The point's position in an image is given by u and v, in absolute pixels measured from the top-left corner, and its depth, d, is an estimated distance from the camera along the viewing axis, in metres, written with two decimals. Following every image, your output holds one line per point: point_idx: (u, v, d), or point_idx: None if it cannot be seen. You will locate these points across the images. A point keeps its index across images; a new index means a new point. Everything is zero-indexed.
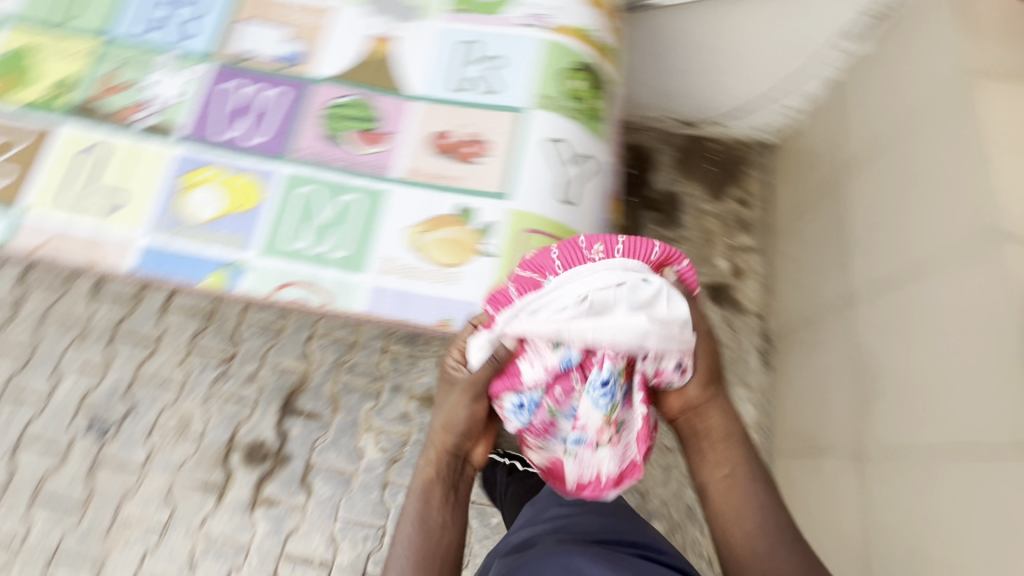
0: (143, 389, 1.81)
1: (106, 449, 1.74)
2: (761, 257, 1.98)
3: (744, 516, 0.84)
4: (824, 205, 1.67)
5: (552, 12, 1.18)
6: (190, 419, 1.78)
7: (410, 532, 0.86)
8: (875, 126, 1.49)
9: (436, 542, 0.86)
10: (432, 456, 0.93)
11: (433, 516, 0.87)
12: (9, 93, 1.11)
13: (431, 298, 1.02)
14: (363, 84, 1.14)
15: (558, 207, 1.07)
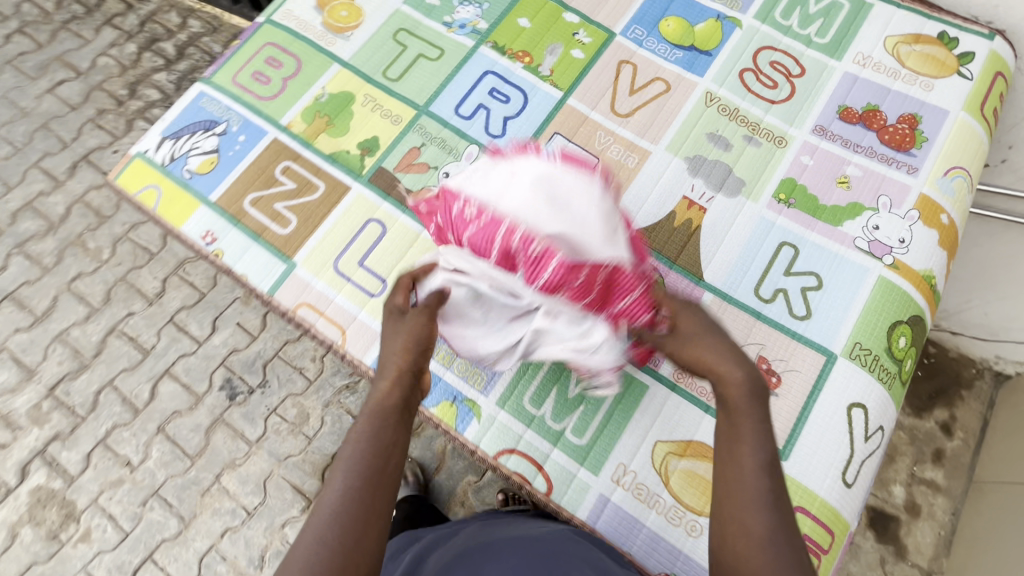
0: (280, 367, 1.48)
1: (228, 413, 1.42)
2: (949, 505, 1.41)
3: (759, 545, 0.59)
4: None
5: (898, 244, 1.00)
6: (306, 414, 1.43)
7: (349, 472, 0.64)
8: None
9: (363, 504, 0.62)
10: (387, 384, 0.73)
11: (389, 454, 0.67)
12: (319, 138, 1.11)
13: (661, 541, 0.86)
14: (656, 252, 1.03)
15: (838, 489, 0.88)
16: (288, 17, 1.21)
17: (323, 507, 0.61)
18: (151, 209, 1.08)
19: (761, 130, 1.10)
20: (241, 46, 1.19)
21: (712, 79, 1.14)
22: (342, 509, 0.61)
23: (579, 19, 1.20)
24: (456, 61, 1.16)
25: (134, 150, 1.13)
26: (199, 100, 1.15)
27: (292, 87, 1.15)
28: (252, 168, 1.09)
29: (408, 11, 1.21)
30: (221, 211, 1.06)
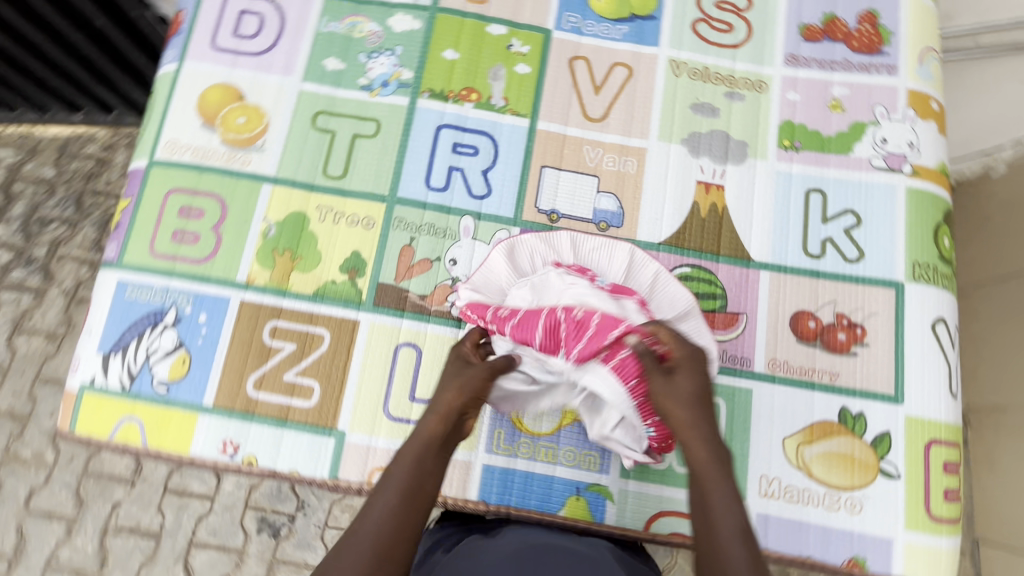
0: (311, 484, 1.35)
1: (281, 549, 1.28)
2: None
3: (728, 538, 0.66)
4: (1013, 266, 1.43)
5: (909, 150, 0.99)
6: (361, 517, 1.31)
7: (393, 494, 0.70)
8: None
9: (395, 531, 0.67)
10: (435, 419, 0.76)
11: (427, 480, 0.73)
12: (292, 279, 0.94)
13: (831, 530, 0.86)
14: (697, 250, 0.97)
15: (953, 406, 0.91)
16: (178, 150, 0.98)
17: (362, 524, 0.67)
18: (137, 445, 0.88)
19: (738, 81, 1.04)
20: (139, 206, 0.96)
21: (668, 45, 1.05)
22: (376, 533, 0.66)
23: (505, 27, 1.05)
24: (399, 129, 0.99)
25: (76, 384, 0.91)
26: (123, 293, 0.92)
27: (229, 233, 0.95)
28: (235, 348, 0.90)
29: (314, 89, 1.01)
30: (227, 412, 0.88)
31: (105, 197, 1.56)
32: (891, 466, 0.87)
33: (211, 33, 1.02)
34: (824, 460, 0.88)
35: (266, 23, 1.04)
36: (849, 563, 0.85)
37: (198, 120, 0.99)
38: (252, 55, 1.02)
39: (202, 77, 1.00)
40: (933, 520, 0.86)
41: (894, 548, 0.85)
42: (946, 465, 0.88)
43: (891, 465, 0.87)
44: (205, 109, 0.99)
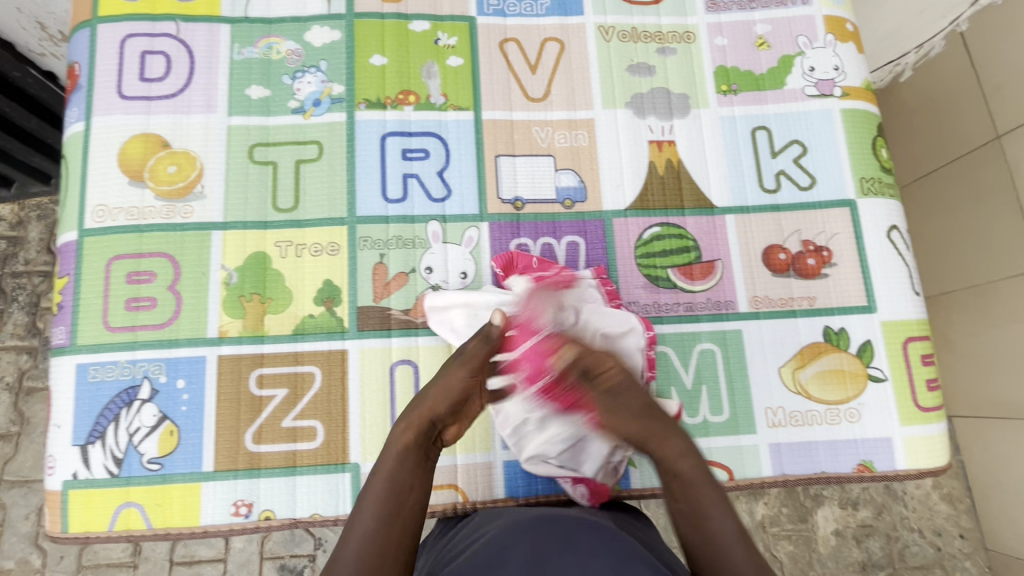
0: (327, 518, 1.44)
1: None
2: None
3: (724, 538, 0.69)
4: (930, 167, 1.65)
5: (836, 73, 1.04)
6: None
7: (371, 520, 0.69)
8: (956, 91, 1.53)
9: (380, 552, 0.68)
10: (408, 433, 0.76)
11: (406, 496, 0.72)
12: (267, 323, 0.90)
13: (837, 442, 0.92)
14: (662, 208, 0.99)
15: (918, 303, 0.98)
16: (109, 214, 0.90)
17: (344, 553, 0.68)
18: (142, 530, 0.83)
19: (666, 36, 1.05)
20: (81, 281, 0.89)
21: (593, 11, 1.05)
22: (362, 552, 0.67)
23: (428, 22, 1.01)
24: (342, 146, 0.96)
25: (58, 483, 0.84)
26: (87, 376, 0.86)
27: (187, 290, 0.89)
28: (224, 406, 0.86)
29: (243, 122, 0.96)
30: (231, 474, 0.84)
31: (24, 279, 1.55)
32: (877, 369, 0.93)
33: (115, 82, 0.95)
34: (816, 376, 0.94)
35: (174, 60, 0.96)
36: (859, 468, 0.91)
37: (123, 178, 0.92)
38: (166, 97, 0.95)
39: (117, 131, 0.93)
40: (923, 412, 0.92)
41: (895, 445, 0.91)
42: (924, 357, 0.95)
43: (876, 368, 0.93)
44: (128, 164, 0.92)
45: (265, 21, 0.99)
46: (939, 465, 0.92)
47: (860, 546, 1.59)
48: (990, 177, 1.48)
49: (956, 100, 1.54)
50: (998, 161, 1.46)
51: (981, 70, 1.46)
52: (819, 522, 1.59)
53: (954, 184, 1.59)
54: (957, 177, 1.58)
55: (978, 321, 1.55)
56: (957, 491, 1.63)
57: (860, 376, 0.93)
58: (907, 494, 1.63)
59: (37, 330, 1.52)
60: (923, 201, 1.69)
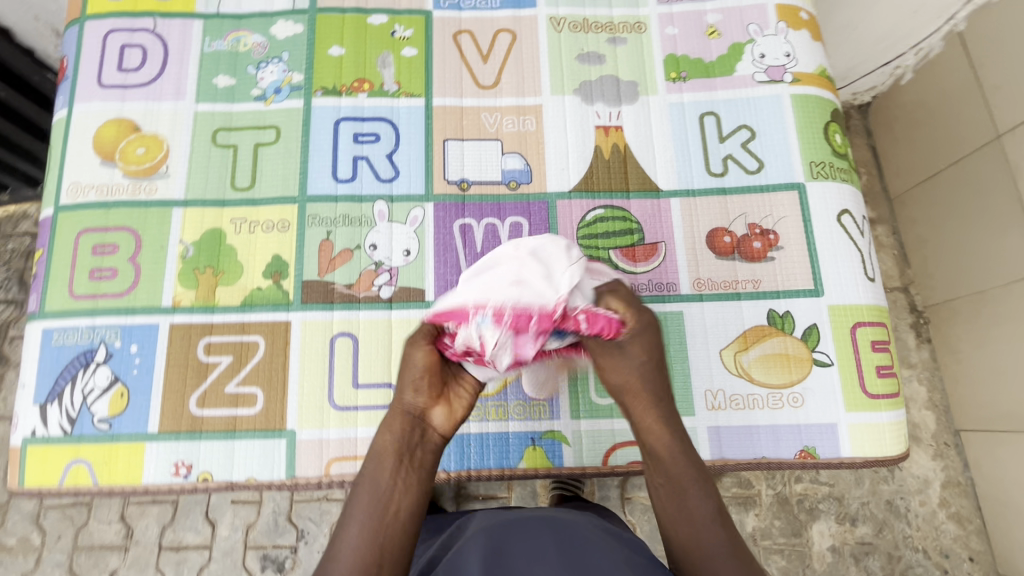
0: (305, 506, 1.47)
1: None
2: (890, 228, 1.74)
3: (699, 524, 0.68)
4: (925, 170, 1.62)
5: (787, 59, 1.04)
6: None
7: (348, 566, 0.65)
8: (948, 90, 1.51)
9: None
10: (393, 438, 0.71)
11: (393, 517, 0.68)
12: (218, 294, 0.94)
13: (780, 427, 0.89)
14: (609, 191, 1.00)
15: (872, 289, 0.95)
16: (81, 191, 0.97)
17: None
18: (89, 486, 0.87)
19: (618, 26, 1.08)
20: (53, 253, 0.96)
21: (545, 4, 1.08)
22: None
23: (386, 15, 1.07)
24: (299, 130, 1.01)
25: (19, 440, 0.90)
26: (51, 340, 0.92)
27: (146, 262, 0.95)
28: (172, 371, 0.91)
29: (209, 108, 1.03)
30: (173, 435, 0.88)
31: None
32: (821, 352, 0.91)
33: (96, 72, 1.03)
34: (757, 360, 0.92)
35: (150, 53, 1.04)
36: (802, 455, 0.89)
37: (97, 158, 0.99)
38: (140, 85, 1.02)
39: (95, 116, 1.01)
40: (873, 399, 0.90)
41: (840, 432, 0.88)
42: (874, 343, 0.92)
43: (821, 352, 0.91)
44: (102, 147, 0.99)
45: (235, 16, 1.07)
46: (889, 454, 0.88)
47: (858, 565, 1.50)
48: (992, 178, 1.44)
49: (953, 103, 1.51)
50: (999, 161, 1.42)
51: (979, 68, 1.42)
52: (809, 536, 1.51)
53: (955, 187, 1.54)
54: (956, 179, 1.53)
55: (981, 330, 1.49)
56: (966, 510, 1.53)
57: (804, 361, 0.91)
58: (911, 512, 1.53)
59: None
60: (923, 205, 1.64)
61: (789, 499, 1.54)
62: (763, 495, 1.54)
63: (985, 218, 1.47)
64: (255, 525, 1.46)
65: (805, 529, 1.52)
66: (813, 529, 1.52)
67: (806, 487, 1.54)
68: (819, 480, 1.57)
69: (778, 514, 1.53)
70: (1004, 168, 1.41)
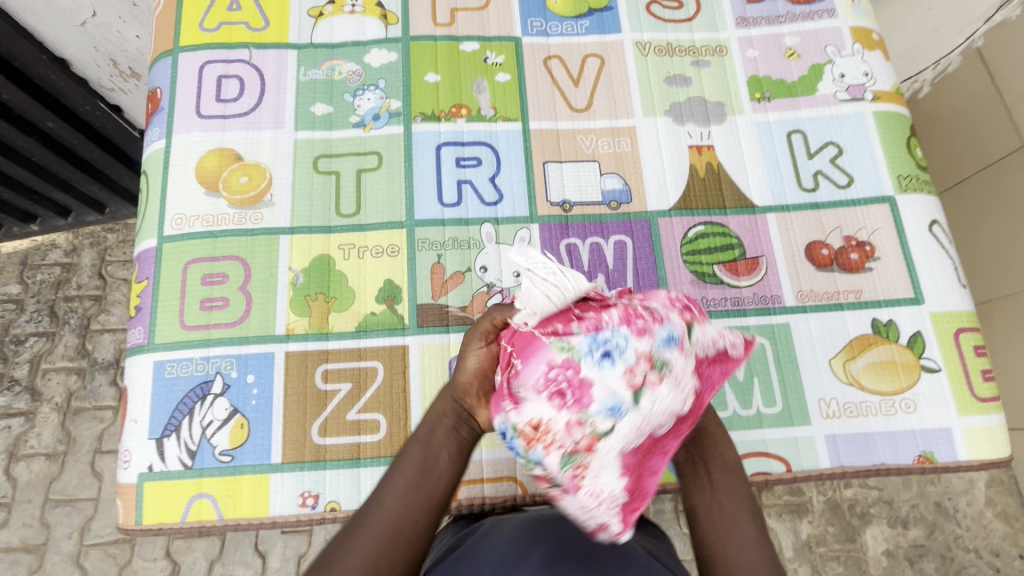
0: None
1: None
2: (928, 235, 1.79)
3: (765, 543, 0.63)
4: (952, 177, 1.67)
5: (866, 78, 1.08)
6: None
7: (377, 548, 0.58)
8: (970, 102, 1.58)
9: (395, 533, 0.59)
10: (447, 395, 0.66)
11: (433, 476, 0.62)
12: (331, 320, 0.94)
13: (894, 434, 0.92)
14: (706, 208, 1.03)
15: (967, 295, 0.98)
16: (186, 222, 0.97)
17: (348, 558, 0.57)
18: (214, 521, 0.86)
19: (700, 50, 1.12)
20: (159, 285, 0.95)
21: (630, 29, 1.12)
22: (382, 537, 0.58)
23: (477, 42, 1.09)
24: (401, 156, 1.02)
25: (133, 476, 0.88)
26: (163, 373, 0.91)
27: (257, 291, 0.95)
28: (291, 401, 0.90)
29: (308, 136, 1.03)
30: (298, 465, 0.88)
31: (78, 302, 1.70)
32: (929, 358, 0.94)
33: (194, 103, 1.03)
34: (867, 367, 0.94)
35: (247, 83, 1.05)
36: (919, 460, 0.91)
37: (200, 188, 0.99)
38: (239, 115, 1.03)
39: (196, 146, 1.01)
40: (982, 402, 0.92)
41: (955, 435, 0.91)
42: (977, 348, 0.95)
43: (929, 358, 0.94)
44: (205, 176, 0.99)
45: (329, 45, 1.08)
46: (1001, 455, 0.91)
47: (915, 568, 1.52)
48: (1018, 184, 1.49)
49: (977, 113, 1.56)
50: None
51: (999, 80, 1.48)
52: (867, 542, 1.53)
53: (982, 194, 1.59)
54: (983, 186, 1.58)
55: (1020, 330, 1.52)
56: (1012, 508, 1.56)
57: (914, 367, 0.93)
58: (959, 512, 1.56)
59: (88, 352, 1.65)
60: (952, 211, 1.68)
61: (845, 506, 1.55)
62: (818, 501, 1.55)
63: (1016, 222, 1.51)
64: (309, 556, 1.47)
65: (862, 535, 1.53)
66: (871, 536, 1.53)
67: (861, 493, 1.57)
68: (870, 485, 1.60)
69: (834, 521, 1.54)
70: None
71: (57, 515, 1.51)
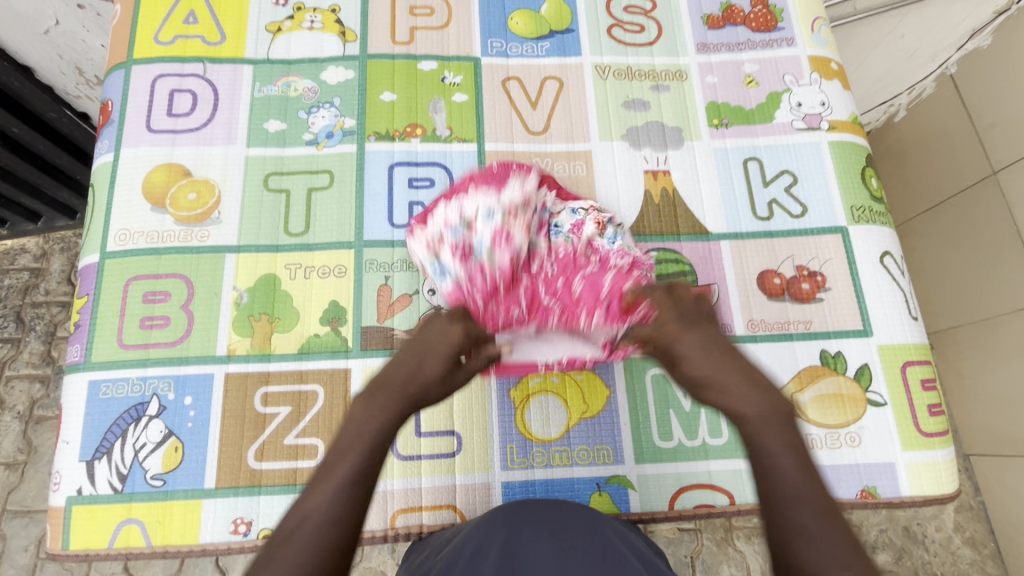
0: None
1: None
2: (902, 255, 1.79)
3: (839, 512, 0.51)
4: (923, 202, 1.68)
5: (823, 108, 1.09)
6: None
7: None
8: (940, 129, 1.58)
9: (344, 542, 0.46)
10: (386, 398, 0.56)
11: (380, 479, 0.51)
12: (274, 341, 0.93)
13: (839, 467, 0.91)
14: (660, 235, 1.02)
15: (917, 327, 0.98)
16: (130, 237, 0.96)
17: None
18: (141, 548, 0.84)
19: (659, 75, 1.12)
20: (99, 302, 0.93)
21: (590, 52, 1.12)
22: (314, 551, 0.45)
23: (435, 62, 1.09)
24: (353, 175, 1.01)
25: (62, 499, 0.86)
26: (98, 393, 0.89)
27: (199, 310, 0.93)
28: (228, 423, 0.88)
29: (260, 152, 1.02)
30: (232, 490, 0.86)
31: (44, 308, 1.67)
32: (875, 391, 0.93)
33: (144, 117, 1.02)
34: (811, 399, 0.94)
35: (199, 97, 1.04)
36: (863, 495, 0.90)
37: (146, 204, 0.97)
38: (190, 130, 1.02)
39: (144, 161, 0.99)
40: (928, 436, 0.92)
41: (899, 470, 0.90)
42: (924, 382, 0.95)
43: (875, 391, 0.93)
44: (152, 192, 0.98)
45: (285, 62, 1.07)
46: (945, 489, 0.90)
47: None
48: (986, 214, 1.50)
49: (946, 139, 1.57)
50: (996, 197, 1.47)
51: (972, 109, 1.49)
52: None
53: (954, 221, 1.59)
54: (955, 213, 1.58)
55: (990, 356, 1.51)
56: (980, 534, 1.55)
57: (860, 400, 0.93)
58: (928, 537, 1.54)
59: (52, 359, 1.62)
60: (923, 236, 1.69)
61: None
62: None
63: (983, 249, 1.52)
64: None
65: None
66: None
67: None
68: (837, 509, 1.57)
69: None
70: (1000, 201, 1.46)
71: (14, 527, 1.48)
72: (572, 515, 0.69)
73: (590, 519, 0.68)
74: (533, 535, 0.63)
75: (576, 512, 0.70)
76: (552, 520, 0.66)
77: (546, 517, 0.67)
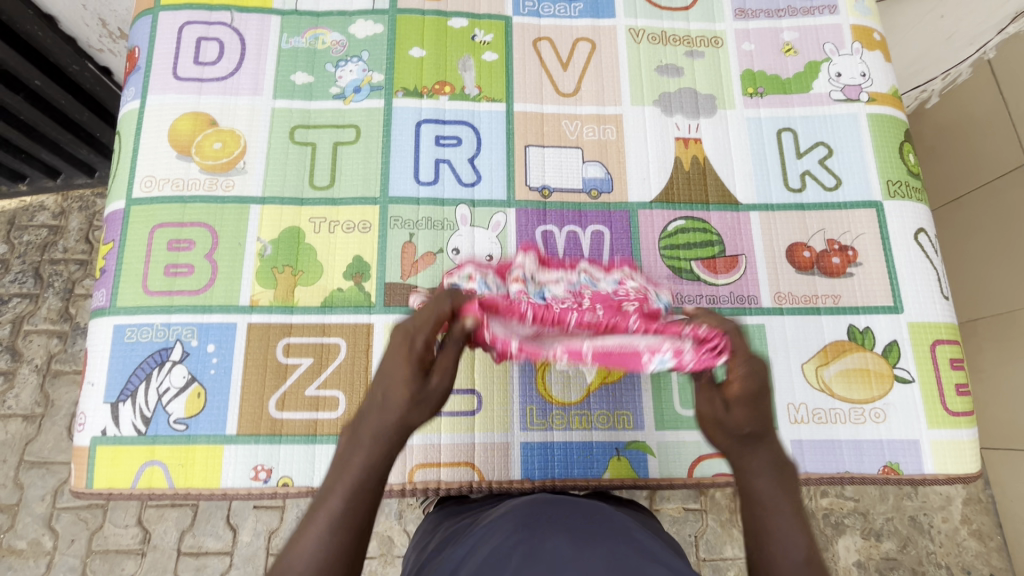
0: None
1: None
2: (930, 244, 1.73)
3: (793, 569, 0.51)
4: (952, 189, 1.63)
5: (862, 79, 1.05)
6: (391, 534, 1.36)
7: (329, 528, 0.50)
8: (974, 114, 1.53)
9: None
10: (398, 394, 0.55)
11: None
12: (297, 294, 0.92)
13: (861, 444, 0.90)
14: (688, 203, 1.00)
15: (948, 306, 0.96)
16: (156, 184, 0.95)
17: None
18: (164, 489, 0.85)
19: (695, 40, 1.09)
20: (125, 246, 0.93)
21: (624, 15, 1.09)
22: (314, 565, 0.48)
23: (466, 19, 1.06)
24: (379, 130, 1.00)
25: (86, 439, 0.87)
26: (123, 337, 0.89)
27: (224, 259, 0.93)
28: (250, 371, 0.89)
29: (287, 104, 1.01)
30: (253, 438, 0.87)
31: (62, 265, 1.67)
32: (902, 367, 0.92)
33: (171, 64, 1.00)
34: (835, 374, 0.92)
35: (226, 47, 1.02)
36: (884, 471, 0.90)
37: (172, 152, 0.97)
38: (217, 79, 1.01)
39: (170, 109, 0.98)
40: (953, 416, 0.91)
41: (922, 448, 0.90)
42: (953, 361, 0.93)
43: (902, 367, 0.92)
44: (178, 140, 0.97)
45: (314, 13, 1.05)
46: (966, 469, 0.89)
47: None
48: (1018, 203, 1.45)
49: (982, 124, 1.51)
50: None
51: (1008, 96, 1.42)
52: (838, 552, 1.50)
53: (982, 209, 1.54)
54: (985, 201, 1.53)
55: (1007, 350, 1.47)
56: (987, 528, 1.54)
57: (886, 377, 0.92)
58: (934, 528, 1.53)
59: (69, 316, 1.63)
60: (949, 226, 1.63)
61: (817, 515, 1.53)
62: None
63: (1014, 239, 1.46)
64: (278, 532, 1.47)
65: (834, 545, 1.50)
66: (842, 546, 1.51)
67: (836, 503, 1.54)
68: (846, 496, 1.56)
69: None
70: None
71: (31, 477, 1.51)
72: (594, 518, 0.61)
73: (620, 534, 0.59)
74: (554, 536, 0.57)
75: (609, 522, 0.61)
76: (576, 534, 0.57)
77: (575, 514, 0.62)
